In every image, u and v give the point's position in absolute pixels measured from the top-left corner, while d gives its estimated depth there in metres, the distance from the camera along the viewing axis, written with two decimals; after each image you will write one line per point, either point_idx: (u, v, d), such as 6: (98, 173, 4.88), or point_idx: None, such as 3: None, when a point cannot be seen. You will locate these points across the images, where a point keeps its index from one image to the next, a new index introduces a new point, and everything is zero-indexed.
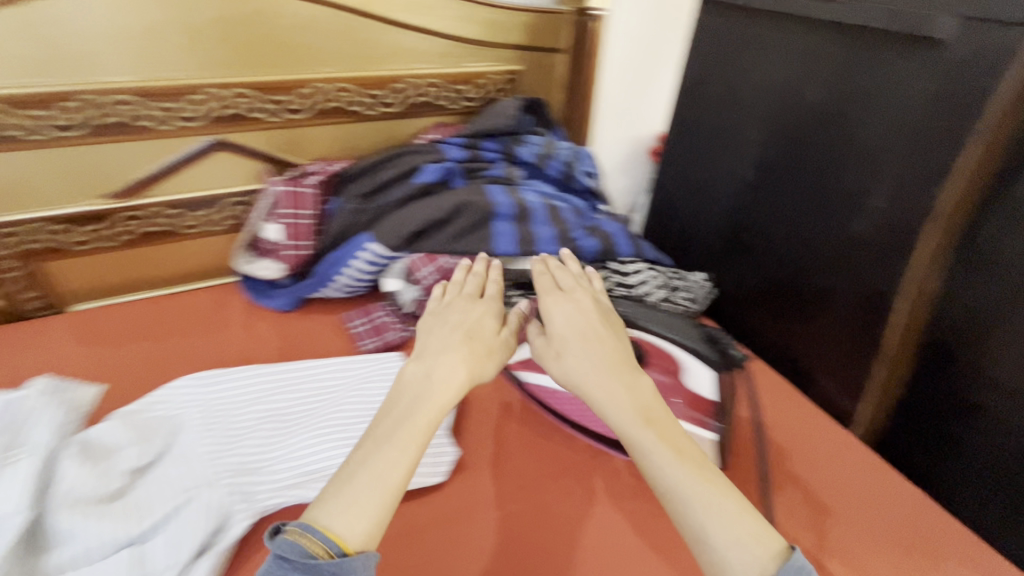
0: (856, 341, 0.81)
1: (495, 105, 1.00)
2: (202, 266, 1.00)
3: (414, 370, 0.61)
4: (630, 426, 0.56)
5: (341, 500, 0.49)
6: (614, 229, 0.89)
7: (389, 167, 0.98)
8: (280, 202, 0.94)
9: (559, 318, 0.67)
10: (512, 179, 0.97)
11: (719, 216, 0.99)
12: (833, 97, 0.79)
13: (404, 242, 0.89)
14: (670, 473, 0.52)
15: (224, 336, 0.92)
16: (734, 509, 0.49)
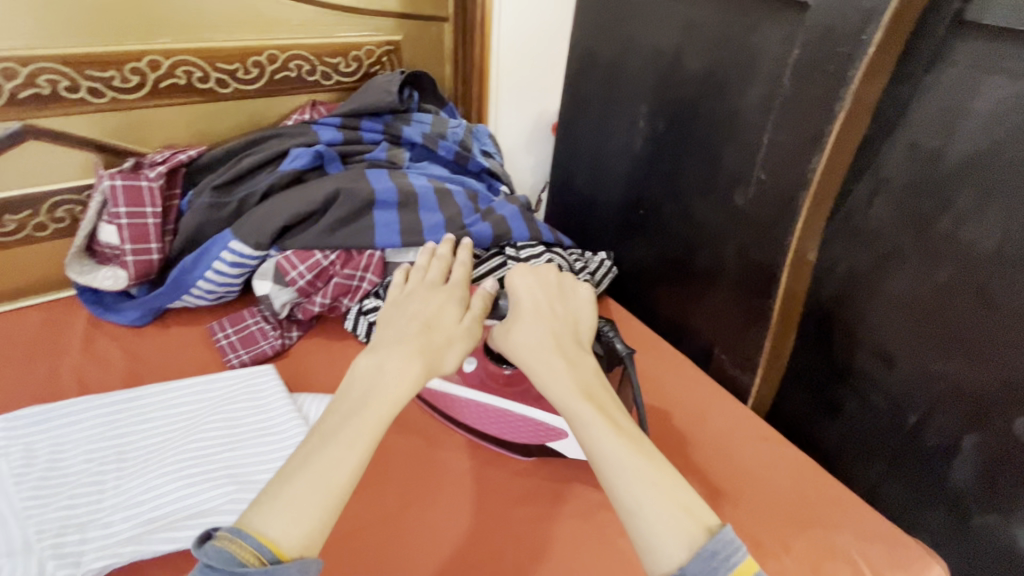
0: (746, 312, 0.80)
1: (377, 85, 1.01)
2: (46, 280, 0.92)
3: (367, 363, 0.53)
4: (574, 401, 0.53)
5: (266, 512, 0.42)
6: (508, 212, 0.94)
7: (256, 151, 0.93)
8: (115, 195, 0.83)
9: (521, 288, 0.65)
10: (396, 161, 0.98)
11: (617, 192, 0.96)
12: (714, 67, 0.76)
13: (271, 238, 0.84)
14: (602, 442, 0.50)
15: (55, 366, 0.81)
16: (677, 484, 0.47)
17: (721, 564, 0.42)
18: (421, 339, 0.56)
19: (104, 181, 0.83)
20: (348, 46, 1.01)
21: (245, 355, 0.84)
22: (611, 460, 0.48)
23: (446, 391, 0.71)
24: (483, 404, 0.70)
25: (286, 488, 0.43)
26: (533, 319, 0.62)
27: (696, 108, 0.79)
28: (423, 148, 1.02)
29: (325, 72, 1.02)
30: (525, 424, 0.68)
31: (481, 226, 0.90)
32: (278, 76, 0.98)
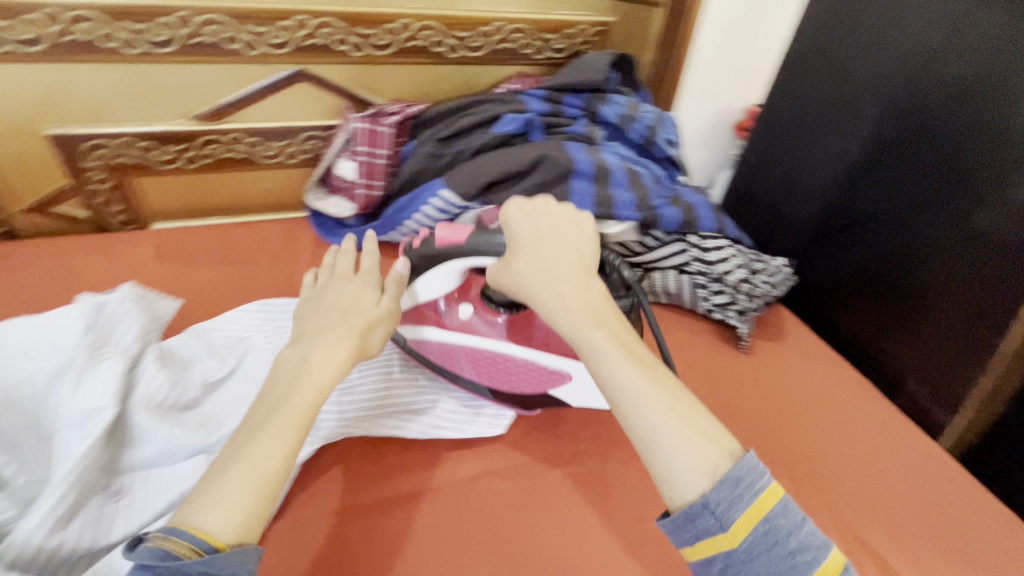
0: (958, 351, 0.77)
1: (584, 61, 0.93)
2: (265, 198, 0.97)
3: (290, 356, 0.52)
4: (582, 327, 0.50)
5: (195, 507, 0.42)
6: (696, 201, 0.83)
7: (468, 113, 0.87)
8: (359, 135, 0.84)
9: (517, 214, 0.57)
10: (593, 137, 0.88)
11: (819, 201, 0.94)
12: (979, 74, 0.71)
13: (477, 190, 0.80)
14: (612, 367, 0.48)
15: (277, 276, 0.86)
16: (699, 413, 0.47)
17: (745, 493, 0.42)
18: (336, 344, 0.53)
19: (354, 123, 0.85)
20: (567, 23, 0.92)
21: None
22: (618, 390, 0.47)
23: (435, 335, 0.66)
24: (484, 348, 0.65)
25: (219, 478, 0.43)
26: (539, 267, 0.54)
27: (965, 127, 0.73)
28: (613, 130, 0.94)
29: (541, 45, 0.93)
30: (526, 369, 0.64)
31: (671, 210, 0.80)
32: (498, 47, 0.91)
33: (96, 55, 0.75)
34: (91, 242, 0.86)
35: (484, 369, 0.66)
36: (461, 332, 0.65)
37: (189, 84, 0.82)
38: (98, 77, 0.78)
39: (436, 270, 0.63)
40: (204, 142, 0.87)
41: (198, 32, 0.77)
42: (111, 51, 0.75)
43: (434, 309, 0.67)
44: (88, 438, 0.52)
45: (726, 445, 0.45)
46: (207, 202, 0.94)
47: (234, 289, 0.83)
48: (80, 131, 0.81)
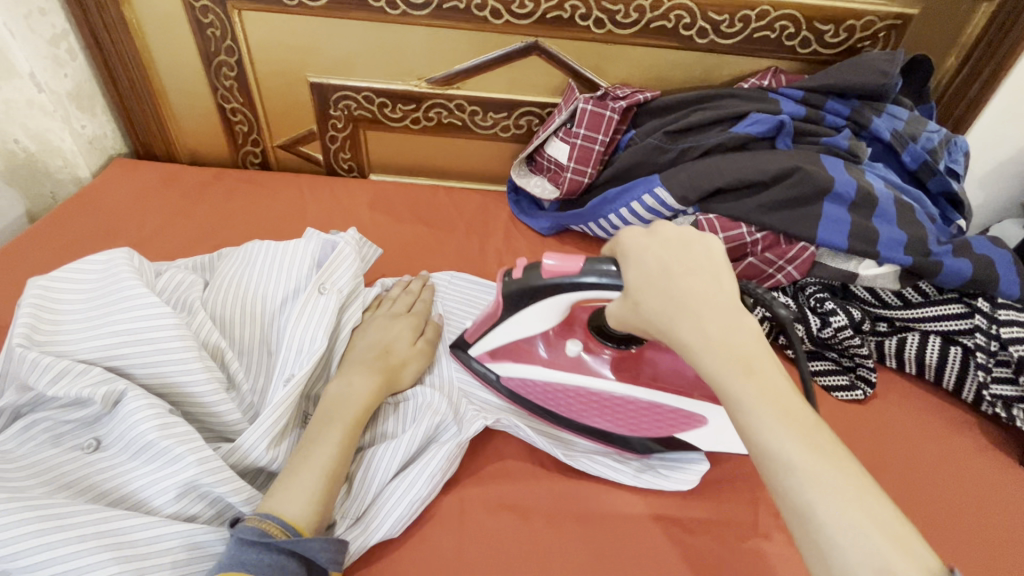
0: None
1: (865, 61, 0.75)
2: (470, 167, 0.99)
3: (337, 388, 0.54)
4: (727, 374, 0.40)
5: (280, 494, 0.46)
6: (996, 256, 0.63)
7: (705, 108, 0.78)
8: (580, 116, 0.80)
9: (635, 247, 0.47)
10: (858, 154, 0.72)
11: None
12: None
13: (699, 195, 0.70)
14: (759, 425, 0.38)
15: (472, 244, 0.86)
16: (874, 500, 0.34)
17: None
18: (367, 380, 0.55)
19: (578, 103, 0.80)
20: (847, 13, 0.77)
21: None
22: (787, 471, 0.36)
23: (534, 375, 0.59)
24: (572, 387, 0.59)
25: (295, 466, 0.48)
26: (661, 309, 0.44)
27: None
28: (881, 149, 0.77)
29: (807, 38, 0.79)
30: (632, 404, 0.57)
31: (958, 261, 0.62)
32: (754, 35, 0.79)
33: (361, 13, 0.81)
34: (327, 184, 0.95)
35: (573, 409, 0.59)
36: (564, 372, 0.59)
37: (423, 48, 0.84)
38: (359, 35, 0.84)
39: (533, 311, 0.55)
40: (431, 105, 0.91)
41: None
42: (378, 11, 0.80)
43: (532, 349, 0.60)
44: (307, 361, 0.57)
45: (920, 551, 0.32)
46: (420, 163, 0.98)
47: (428, 250, 0.84)
48: (334, 83, 0.89)
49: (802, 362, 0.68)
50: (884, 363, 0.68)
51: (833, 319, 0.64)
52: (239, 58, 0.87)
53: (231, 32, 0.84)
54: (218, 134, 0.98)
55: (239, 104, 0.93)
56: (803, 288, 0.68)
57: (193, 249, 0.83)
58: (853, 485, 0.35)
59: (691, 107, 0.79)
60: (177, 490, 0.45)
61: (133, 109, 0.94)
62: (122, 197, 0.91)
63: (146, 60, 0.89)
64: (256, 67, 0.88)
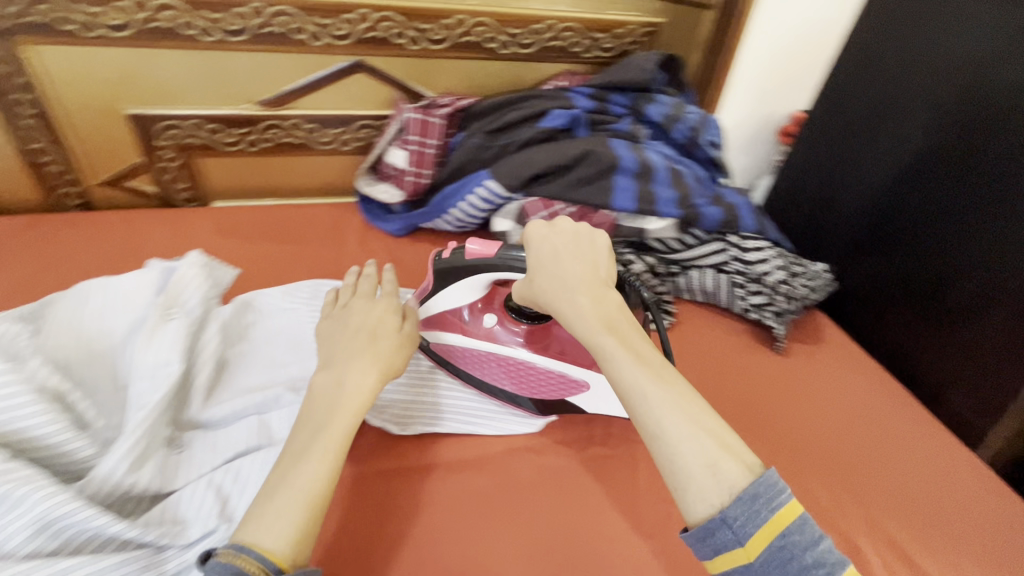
0: (979, 348, 0.92)
1: (633, 63, 1.02)
2: (310, 183, 1.04)
3: (322, 383, 0.59)
4: (601, 341, 0.56)
5: (257, 529, 0.48)
6: (737, 202, 0.93)
7: (519, 107, 0.96)
8: (410, 125, 0.94)
9: (533, 247, 0.63)
10: (637, 135, 0.98)
11: (858, 206, 1.10)
12: (970, 92, 0.91)
13: (521, 183, 0.87)
14: (638, 385, 0.53)
15: (327, 255, 0.92)
16: (697, 410, 0.52)
17: (760, 508, 0.46)
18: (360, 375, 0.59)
19: (406, 112, 0.94)
20: (613, 24, 1.02)
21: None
22: (644, 401, 0.52)
23: (462, 344, 0.73)
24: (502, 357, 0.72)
25: (285, 491, 0.50)
26: (539, 265, 0.61)
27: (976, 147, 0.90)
28: (658, 131, 1.02)
29: (587, 46, 1.03)
30: (549, 376, 0.71)
31: (712, 209, 0.90)
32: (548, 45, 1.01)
33: (172, 41, 0.81)
34: (156, 216, 0.92)
35: (482, 368, 0.74)
36: (486, 342, 0.73)
37: (248, 72, 0.88)
38: (175, 63, 0.84)
39: (461, 284, 0.69)
40: (267, 126, 0.94)
41: (269, 23, 0.84)
42: (189, 38, 0.82)
43: (458, 317, 0.74)
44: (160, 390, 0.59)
45: (744, 460, 0.49)
46: (269, 182, 1.01)
47: (295, 265, 0.89)
48: (154, 115, 0.87)
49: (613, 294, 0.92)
50: (682, 296, 0.97)
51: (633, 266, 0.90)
52: (37, 97, 0.80)
53: (21, 68, 0.78)
54: (20, 176, 0.87)
55: (48, 142, 0.85)
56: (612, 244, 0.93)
57: (11, 301, 0.75)
58: (685, 412, 0.51)
59: (507, 107, 0.97)
60: (33, 528, 0.47)
61: None
62: None
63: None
64: (56, 104, 0.82)
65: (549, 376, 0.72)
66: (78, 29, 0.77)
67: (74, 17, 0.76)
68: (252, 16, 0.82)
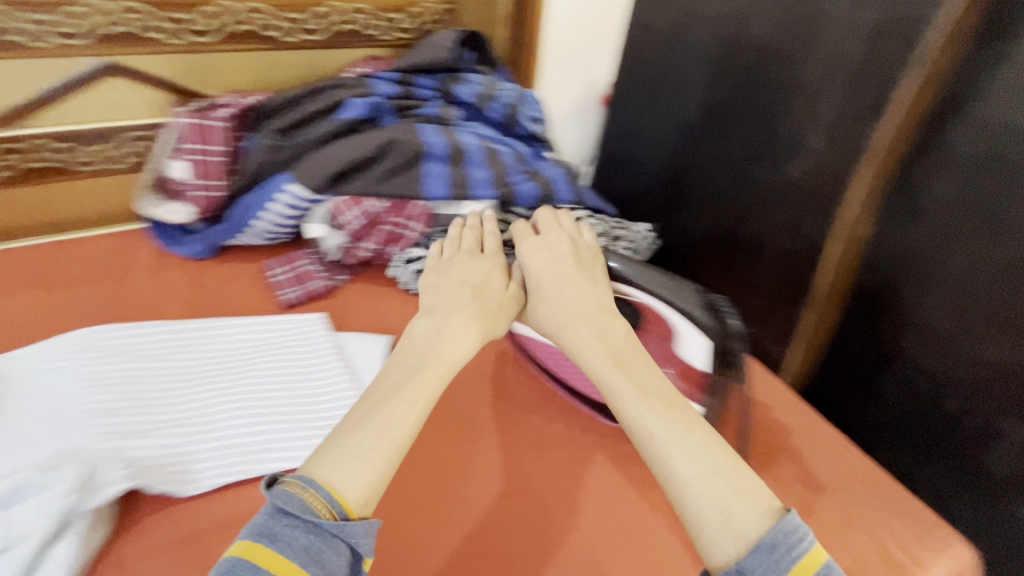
0: (786, 284, 1.14)
1: (436, 42, 1.23)
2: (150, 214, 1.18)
3: (423, 335, 0.73)
4: (577, 325, 0.76)
5: (335, 466, 0.57)
6: (554, 174, 1.17)
7: (308, 103, 1.14)
8: (190, 133, 1.08)
9: (535, 263, 0.84)
10: (450, 118, 1.18)
11: (660, 167, 1.35)
12: (775, 39, 1.07)
13: (325, 182, 1.05)
14: (613, 382, 0.69)
15: (133, 283, 1.06)
16: (705, 446, 0.63)
17: (779, 555, 0.54)
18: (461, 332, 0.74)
19: (180, 118, 1.07)
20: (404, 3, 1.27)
21: (300, 291, 1.08)
22: (622, 390, 0.68)
23: (539, 341, 0.93)
24: (573, 361, 0.90)
25: (349, 439, 0.60)
26: (534, 252, 0.86)
27: (754, 95, 1.12)
28: (473, 109, 1.22)
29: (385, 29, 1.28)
30: (586, 380, 0.89)
31: (528, 183, 1.12)
32: (345, 31, 1.24)
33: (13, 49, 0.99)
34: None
35: (562, 369, 0.92)
36: (566, 347, 0.91)
37: (35, 73, 1.02)
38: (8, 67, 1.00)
39: None
40: (38, 155, 1.07)
41: (117, 21, 1.04)
42: (22, 45, 0.99)
43: None
44: None
45: (757, 508, 0.57)
46: (52, 215, 1.13)
47: (133, 307, 1.01)
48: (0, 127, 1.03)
49: (434, 289, 1.11)
50: None
51: None
52: None
53: None
54: None
55: None
56: (432, 235, 1.09)
57: None
58: (670, 413, 0.65)
59: (301, 101, 1.15)
60: None
61: None
62: None
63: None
64: None
65: (572, 370, 0.91)
66: None
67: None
68: (81, 13, 1.01)
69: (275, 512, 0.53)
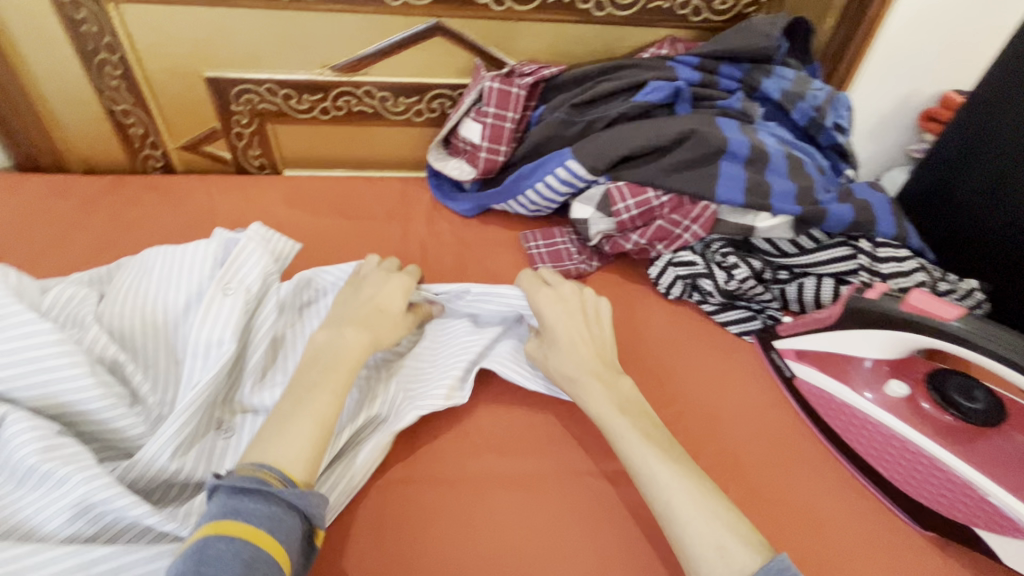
0: None
1: (752, 26, 0.78)
2: (388, 156, 0.96)
3: (324, 338, 0.55)
4: (584, 377, 0.56)
5: (272, 443, 0.45)
6: (877, 200, 0.70)
7: (611, 78, 0.79)
8: (488, 95, 0.79)
9: (544, 310, 0.62)
10: (750, 115, 0.76)
11: (1017, 232, 0.76)
12: None
13: (610, 165, 0.73)
14: (645, 455, 0.49)
15: (376, 229, 0.84)
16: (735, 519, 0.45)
17: None
18: (348, 337, 0.54)
19: (484, 82, 0.79)
20: None
21: (553, 269, 0.76)
22: (625, 434, 0.52)
23: (844, 395, 0.58)
24: (919, 454, 0.54)
25: (284, 429, 0.46)
26: (550, 307, 0.62)
27: None
28: (773, 109, 0.81)
29: (697, 6, 0.82)
30: (969, 495, 0.51)
31: (841, 207, 0.67)
32: (649, 6, 0.81)
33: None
34: (237, 185, 0.91)
35: (871, 447, 0.56)
36: (884, 410, 0.56)
37: (332, 31, 0.81)
38: (189, 15, 0.78)
39: (877, 337, 0.55)
40: (340, 94, 0.87)
41: None
42: None
43: (854, 366, 0.59)
44: None
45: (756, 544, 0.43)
46: (337, 153, 0.95)
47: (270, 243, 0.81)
48: (240, 75, 0.84)
49: (717, 313, 0.70)
50: (790, 309, 0.71)
51: (736, 272, 0.68)
52: (124, 56, 0.81)
53: (111, 27, 0.78)
54: (112, 139, 0.91)
55: (131, 106, 0.86)
56: (710, 244, 0.71)
57: (87, 264, 0.77)
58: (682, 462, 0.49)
59: (593, 79, 0.81)
60: None
61: (10, 118, 0.86)
62: (21, 203, 0.86)
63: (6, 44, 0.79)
64: (146, 67, 0.83)
65: (851, 416, 0.58)
66: None
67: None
68: None
69: (223, 494, 0.42)
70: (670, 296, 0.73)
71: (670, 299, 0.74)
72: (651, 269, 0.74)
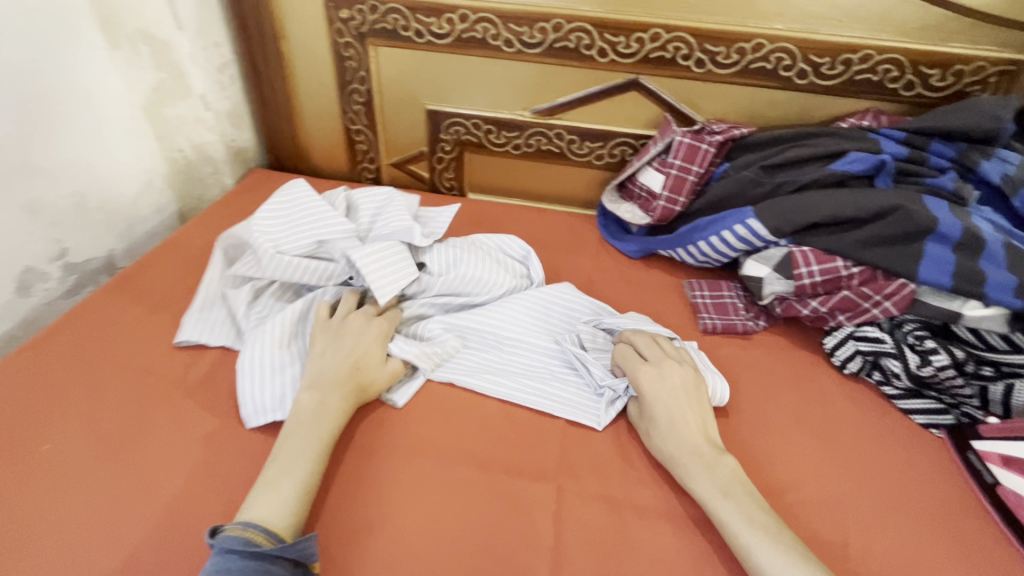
0: None
1: (975, 105, 0.74)
2: (562, 191, 1.04)
3: (307, 403, 0.59)
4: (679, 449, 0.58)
5: (263, 506, 0.50)
6: None
7: (805, 145, 0.79)
8: (677, 148, 0.83)
9: (659, 403, 0.61)
10: (964, 196, 0.72)
11: None
12: None
13: (795, 230, 0.73)
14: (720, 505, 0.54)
15: (546, 256, 0.92)
16: None
17: None
18: (316, 401, 0.59)
19: (676, 135, 0.84)
20: (957, 58, 0.77)
21: (718, 321, 0.77)
22: (704, 489, 0.55)
23: None
24: None
25: (276, 485, 0.52)
26: (652, 384, 0.62)
27: None
28: (989, 192, 0.75)
29: (911, 80, 0.80)
30: None
31: None
32: (856, 78, 0.81)
33: (418, 45, 0.91)
34: (431, 200, 1.04)
35: None
36: None
37: (538, 81, 0.92)
38: (426, 59, 0.93)
39: None
40: (532, 133, 0.97)
41: (564, 36, 0.85)
42: (461, 43, 0.90)
43: None
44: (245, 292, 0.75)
45: None
46: (518, 183, 1.05)
47: None
48: (454, 111, 0.98)
49: (900, 398, 0.67)
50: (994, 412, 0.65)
51: (934, 358, 0.63)
52: (370, 87, 0.98)
53: (366, 64, 0.96)
54: (341, 151, 1.10)
55: (363, 126, 1.04)
56: (901, 324, 0.67)
57: None
58: (749, 504, 0.54)
59: (786, 144, 0.82)
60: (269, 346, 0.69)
61: (274, 128, 1.08)
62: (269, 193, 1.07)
63: (289, 72, 1.01)
64: (382, 98, 1.00)
65: None
66: (413, 36, 0.90)
67: (504, 34, 0.87)
68: (545, 26, 0.85)
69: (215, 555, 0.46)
70: (845, 371, 0.70)
71: (845, 374, 0.71)
72: (826, 338, 0.72)
